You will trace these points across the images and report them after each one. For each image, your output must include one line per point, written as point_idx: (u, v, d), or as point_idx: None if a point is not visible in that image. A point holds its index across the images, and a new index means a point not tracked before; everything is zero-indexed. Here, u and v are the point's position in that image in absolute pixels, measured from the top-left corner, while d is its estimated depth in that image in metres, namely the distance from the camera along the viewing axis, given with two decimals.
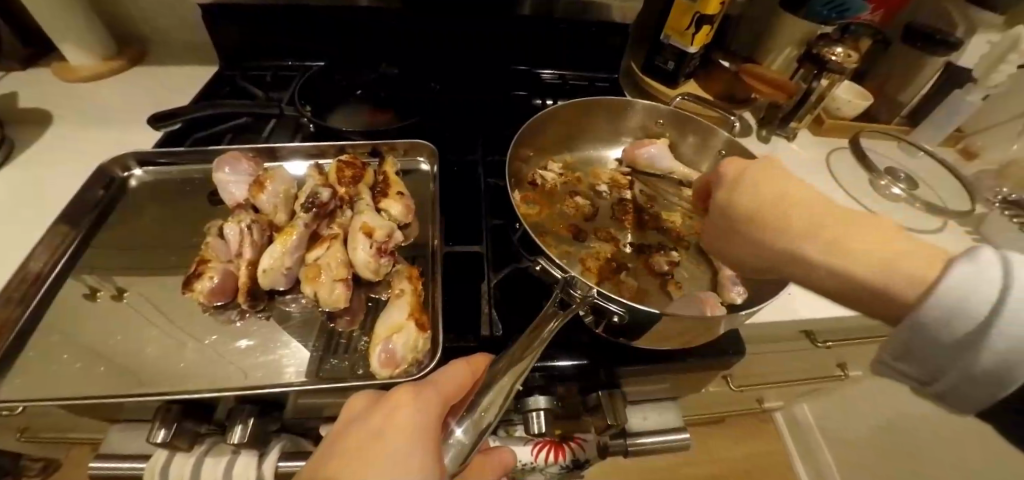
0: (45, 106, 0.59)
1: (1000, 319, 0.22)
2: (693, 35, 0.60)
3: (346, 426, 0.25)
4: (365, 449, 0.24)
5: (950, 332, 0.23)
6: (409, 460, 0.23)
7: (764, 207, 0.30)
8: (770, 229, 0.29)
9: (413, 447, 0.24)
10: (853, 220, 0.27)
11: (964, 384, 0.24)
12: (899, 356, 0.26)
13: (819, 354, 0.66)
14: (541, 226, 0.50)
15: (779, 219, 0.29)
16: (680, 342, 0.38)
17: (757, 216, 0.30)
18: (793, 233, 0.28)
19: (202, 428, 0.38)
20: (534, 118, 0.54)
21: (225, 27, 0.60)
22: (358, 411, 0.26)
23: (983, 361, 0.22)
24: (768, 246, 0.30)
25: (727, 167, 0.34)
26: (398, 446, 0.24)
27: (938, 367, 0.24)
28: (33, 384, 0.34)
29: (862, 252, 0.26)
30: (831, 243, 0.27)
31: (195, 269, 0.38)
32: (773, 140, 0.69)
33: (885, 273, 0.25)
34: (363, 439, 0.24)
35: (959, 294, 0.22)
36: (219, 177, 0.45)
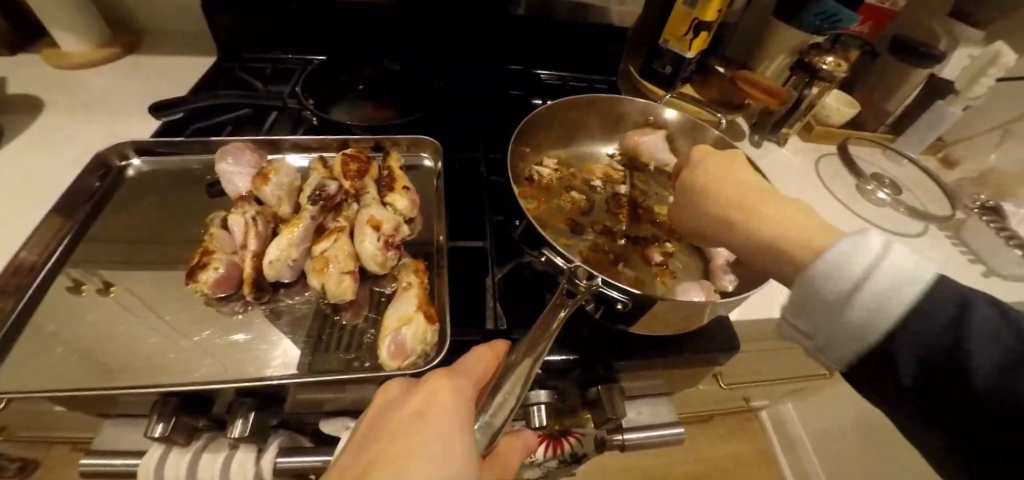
0: (35, 93, 0.58)
1: (869, 274, 0.23)
2: (691, 40, 0.62)
3: (384, 411, 0.26)
4: (406, 433, 0.24)
5: (832, 285, 0.24)
6: (447, 441, 0.24)
7: (712, 184, 0.35)
8: (711, 197, 0.35)
9: (452, 428, 0.25)
10: (776, 199, 0.32)
11: (838, 338, 0.25)
12: (795, 314, 0.27)
13: (808, 352, 0.68)
14: (539, 220, 0.50)
15: (715, 193, 0.34)
16: (679, 328, 0.39)
17: (702, 190, 0.36)
18: (725, 204, 0.33)
19: (200, 423, 0.38)
20: (533, 115, 0.55)
21: (224, 16, 0.59)
22: (393, 396, 0.27)
23: (855, 314, 0.24)
24: (707, 211, 0.35)
25: (695, 153, 0.39)
26: (438, 426, 0.24)
27: (819, 325, 0.25)
28: (28, 376, 0.33)
29: (766, 218, 0.30)
30: (746, 209, 0.32)
31: (199, 260, 0.38)
32: (765, 145, 0.70)
33: (779, 232, 0.29)
34: (403, 422, 0.25)
35: (847, 250, 0.24)
36: (222, 168, 0.44)
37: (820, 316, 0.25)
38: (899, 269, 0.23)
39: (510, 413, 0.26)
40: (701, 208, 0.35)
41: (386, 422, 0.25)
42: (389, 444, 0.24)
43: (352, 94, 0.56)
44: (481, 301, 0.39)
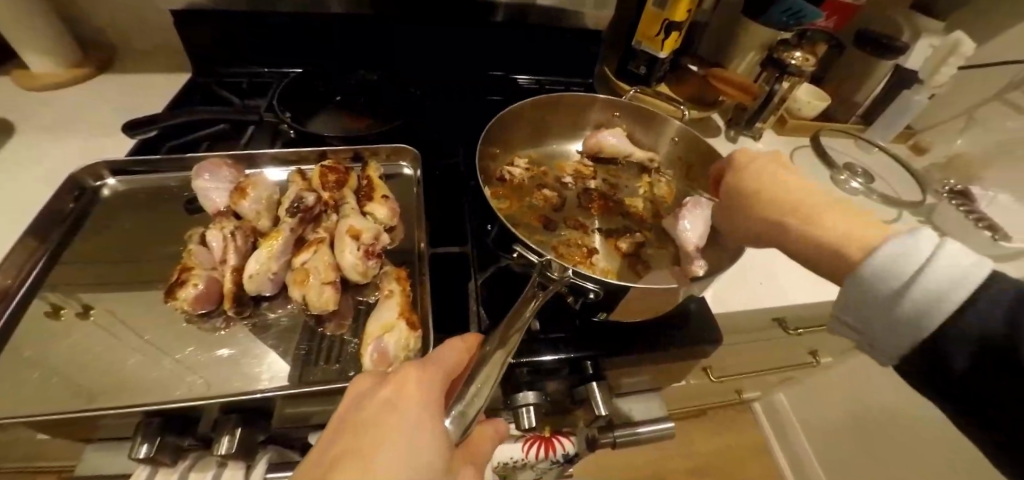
0: (4, 116, 0.57)
1: (922, 272, 0.24)
2: (663, 41, 0.63)
3: (355, 403, 0.25)
4: (376, 418, 0.24)
5: (883, 284, 0.26)
6: (419, 422, 0.24)
7: (762, 189, 0.35)
8: (763, 201, 0.34)
9: (423, 413, 0.24)
10: (826, 201, 0.31)
11: (894, 334, 0.26)
12: (846, 311, 0.28)
13: (792, 341, 0.69)
14: (515, 219, 0.51)
15: (767, 199, 0.34)
16: (653, 311, 0.40)
17: (755, 193, 0.35)
18: (780, 210, 0.33)
19: (186, 442, 0.37)
20: (501, 115, 0.55)
21: (197, 31, 0.58)
22: (365, 387, 0.26)
23: (906, 308, 0.25)
24: (762, 215, 0.34)
25: (737, 156, 0.38)
26: (409, 410, 0.24)
27: (873, 322, 0.27)
28: (2, 405, 0.33)
29: (825, 224, 0.30)
30: (799, 214, 0.32)
31: (178, 277, 0.38)
32: (741, 140, 0.72)
33: (833, 236, 0.29)
34: (376, 408, 0.24)
35: (897, 252, 0.25)
36: (199, 184, 0.44)
37: (868, 312, 0.27)
38: (950, 268, 0.24)
39: (485, 400, 0.26)
40: (752, 214, 0.35)
41: (356, 412, 0.25)
42: (359, 432, 0.23)
43: (330, 105, 0.56)
44: (463, 303, 0.40)
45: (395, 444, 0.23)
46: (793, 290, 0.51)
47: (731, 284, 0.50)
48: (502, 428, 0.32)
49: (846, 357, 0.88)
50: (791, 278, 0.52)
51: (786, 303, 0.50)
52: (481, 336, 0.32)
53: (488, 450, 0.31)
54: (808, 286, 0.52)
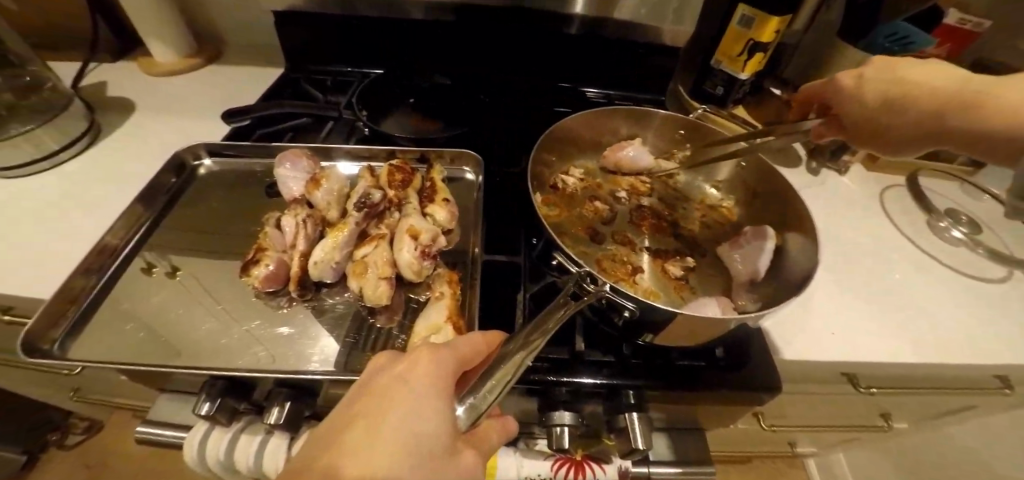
0: (130, 96, 0.65)
1: None
2: (746, 61, 0.59)
3: (371, 375, 0.24)
4: (385, 396, 0.22)
5: None
6: (426, 403, 0.23)
7: (895, 94, 0.43)
8: (910, 105, 0.42)
9: (431, 396, 0.23)
10: (992, 79, 0.39)
11: None
12: None
13: (862, 400, 0.62)
14: (560, 228, 0.50)
15: (918, 96, 0.41)
16: (697, 337, 0.38)
17: (901, 95, 0.43)
18: (920, 113, 0.42)
19: (241, 407, 0.40)
20: (561, 124, 0.54)
21: (293, 30, 0.64)
22: (383, 364, 0.25)
23: None
24: (913, 119, 0.42)
25: (845, 77, 0.47)
26: (417, 394, 0.22)
27: None
28: (99, 349, 0.37)
29: (990, 111, 0.38)
30: (967, 102, 0.39)
31: (253, 256, 0.41)
32: (823, 173, 0.67)
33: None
34: (387, 386, 0.23)
35: None
36: (280, 172, 0.47)
37: None
38: None
39: (499, 396, 0.24)
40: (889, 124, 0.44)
41: (370, 382, 0.24)
42: (369, 402, 0.22)
43: (404, 106, 0.58)
44: (511, 313, 0.39)
45: (398, 416, 0.22)
46: (874, 345, 0.45)
47: (798, 328, 0.46)
48: (511, 427, 0.28)
49: (923, 426, 0.78)
50: (868, 328, 0.47)
51: (865, 358, 0.44)
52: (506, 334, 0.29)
53: (495, 445, 0.27)
54: (896, 343, 0.46)
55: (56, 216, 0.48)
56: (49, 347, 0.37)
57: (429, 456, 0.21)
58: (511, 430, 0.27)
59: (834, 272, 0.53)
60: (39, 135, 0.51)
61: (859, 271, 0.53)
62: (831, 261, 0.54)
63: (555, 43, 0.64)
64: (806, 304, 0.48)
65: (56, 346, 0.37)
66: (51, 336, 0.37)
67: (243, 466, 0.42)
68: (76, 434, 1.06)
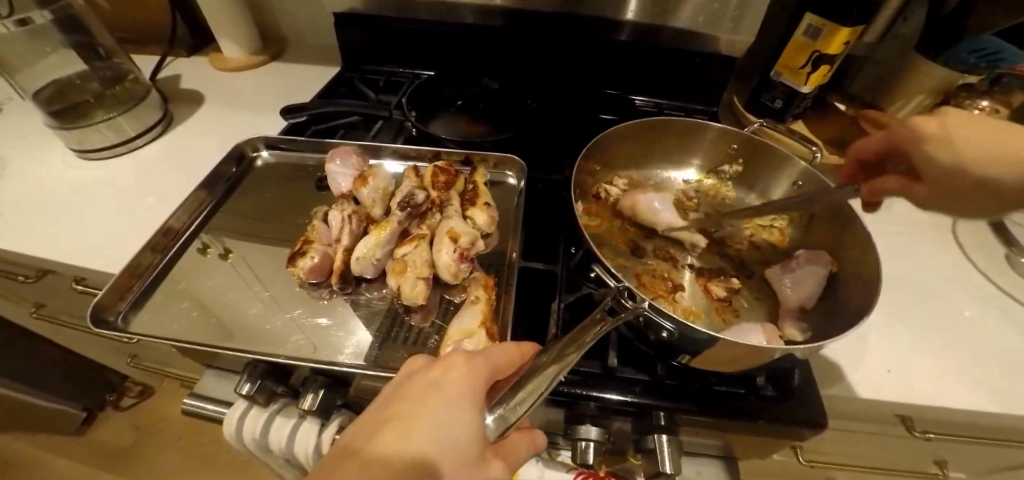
0: (199, 89, 0.70)
1: None
2: (809, 74, 0.56)
3: (405, 378, 0.25)
4: (418, 399, 0.23)
5: None
6: (456, 411, 0.23)
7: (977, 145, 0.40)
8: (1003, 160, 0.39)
9: (461, 403, 0.23)
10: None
11: None
12: None
13: (916, 445, 0.57)
14: (599, 238, 0.49)
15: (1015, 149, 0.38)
16: (738, 364, 0.36)
17: (944, 140, 0.41)
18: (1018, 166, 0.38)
19: (279, 389, 0.42)
20: (609, 132, 0.53)
21: (351, 31, 0.66)
22: (417, 367, 0.25)
23: None
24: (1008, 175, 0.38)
25: (919, 124, 0.43)
26: (448, 400, 0.22)
27: None
28: (157, 323, 0.40)
29: None
30: None
31: (300, 247, 0.43)
32: (888, 196, 0.63)
33: None
34: (420, 389, 0.23)
35: None
36: (331, 168, 0.49)
37: None
38: None
39: (530, 409, 0.24)
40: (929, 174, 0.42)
41: (403, 386, 0.24)
42: (402, 406, 0.23)
43: (450, 108, 0.59)
44: (545, 322, 0.39)
45: (430, 422, 0.22)
46: (938, 388, 0.41)
47: (849, 363, 0.43)
48: (540, 441, 0.28)
49: (986, 478, 0.70)
50: (930, 368, 0.43)
51: (926, 402, 0.40)
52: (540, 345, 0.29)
53: (523, 458, 0.27)
54: (965, 389, 0.41)
55: (128, 198, 0.52)
56: (114, 319, 0.40)
57: (459, 465, 0.21)
58: (539, 444, 0.27)
59: (895, 305, 0.49)
60: (119, 123, 0.56)
61: (923, 305, 0.49)
62: (891, 293, 0.50)
63: (605, 49, 0.63)
64: (861, 338, 0.45)
65: (120, 318, 0.40)
66: (116, 309, 0.41)
67: (276, 446, 0.44)
68: (130, 396, 1.15)
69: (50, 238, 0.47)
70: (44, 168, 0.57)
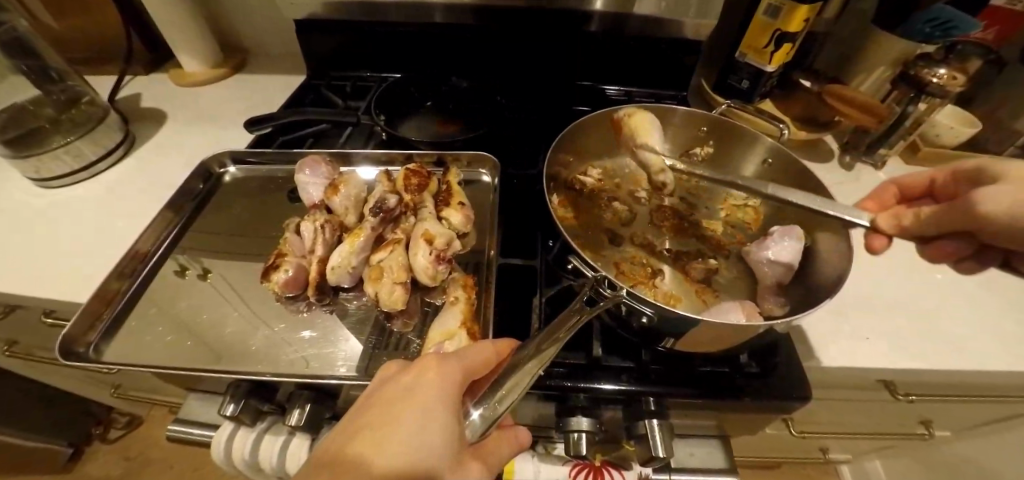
0: (161, 107, 0.68)
1: None
2: (772, 53, 0.57)
3: (379, 385, 0.24)
4: (393, 405, 0.22)
5: None
6: (435, 413, 0.22)
7: None
8: None
9: (438, 406, 0.23)
10: None
11: None
12: None
13: (899, 407, 0.59)
14: (577, 230, 0.49)
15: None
16: (717, 344, 0.37)
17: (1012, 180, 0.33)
18: None
19: (265, 408, 0.41)
20: (579, 122, 0.52)
21: (314, 38, 0.65)
22: (392, 372, 0.25)
23: None
24: None
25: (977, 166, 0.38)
26: (424, 405, 0.22)
27: None
28: (130, 351, 0.39)
29: None
30: None
31: (273, 261, 0.42)
32: (857, 168, 0.64)
33: None
34: (395, 395, 0.23)
35: None
36: (301, 178, 0.48)
37: None
38: None
39: (510, 407, 0.24)
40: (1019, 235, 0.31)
41: (380, 391, 0.24)
42: (377, 412, 0.22)
43: (421, 110, 0.58)
44: (527, 318, 0.39)
45: (405, 427, 0.21)
46: (915, 350, 0.43)
47: (829, 334, 0.44)
48: (523, 439, 0.28)
49: (969, 434, 0.73)
50: (905, 333, 0.44)
51: (906, 366, 0.41)
52: (518, 341, 0.29)
53: (506, 456, 0.27)
54: (941, 350, 0.43)
55: (104, 222, 0.51)
56: (85, 350, 0.39)
57: (437, 469, 0.21)
58: (523, 442, 0.27)
59: (869, 274, 0.50)
60: (78, 147, 0.54)
61: (896, 272, 0.50)
62: (864, 262, 0.52)
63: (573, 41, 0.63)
64: (838, 309, 0.46)
65: (91, 348, 0.39)
66: (87, 340, 0.39)
67: (267, 465, 0.43)
68: (118, 428, 1.12)
69: (22, 254, 0.46)
70: (12, 196, 0.54)
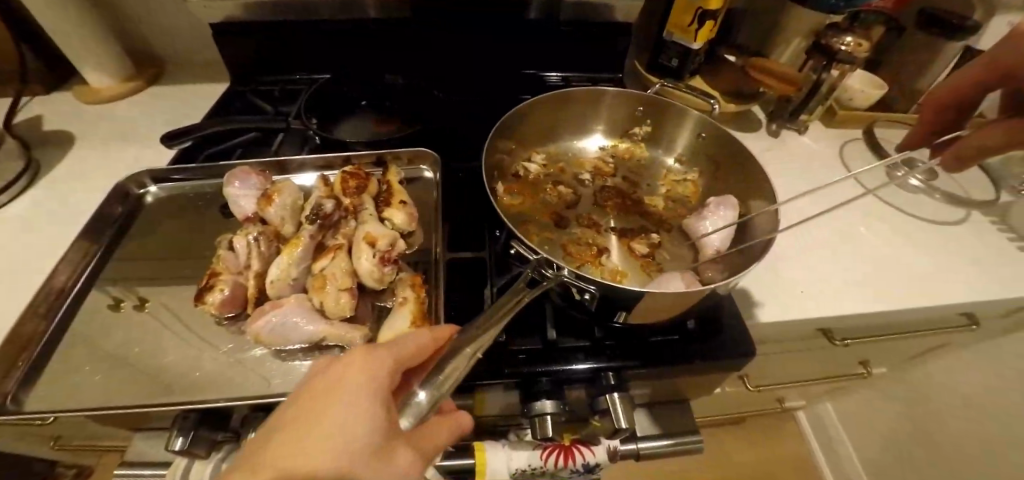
0: (67, 129, 0.62)
1: None
2: (697, 31, 0.59)
3: (308, 379, 0.24)
4: (319, 396, 0.22)
5: None
6: (360, 401, 0.22)
7: None
8: None
9: (366, 392, 0.22)
10: None
11: None
12: None
13: (837, 352, 0.64)
14: (523, 218, 0.49)
15: None
16: (664, 312, 0.38)
17: None
18: None
19: (219, 436, 0.40)
20: (522, 107, 0.53)
21: (235, 42, 0.61)
22: (320, 366, 0.25)
23: None
24: None
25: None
26: (349, 392, 0.22)
27: None
28: (55, 395, 0.35)
29: None
30: None
31: (206, 282, 0.39)
32: (783, 134, 0.68)
33: None
34: (322, 385, 0.23)
35: None
36: (229, 191, 0.45)
37: None
38: None
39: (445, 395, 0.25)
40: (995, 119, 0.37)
41: (308, 385, 0.23)
42: (303, 404, 0.22)
43: (356, 110, 0.56)
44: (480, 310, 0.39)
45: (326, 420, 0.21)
46: (840, 299, 0.47)
47: (770, 294, 0.47)
48: (465, 423, 0.28)
49: (896, 367, 0.81)
50: (833, 282, 0.48)
51: (835, 314, 0.45)
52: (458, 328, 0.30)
53: (449, 440, 0.26)
54: (862, 294, 0.47)
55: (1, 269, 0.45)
56: (2, 402, 0.35)
57: (358, 457, 0.20)
58: (462, 425, 0.27)
59: (806, 232, 0.54)
60: None
61: (824, 228, 0.55)
62: (796, 219, 0.55)
63: (507, 31, 0.62)
64: (774, 268, 0.49)
65: (9, 399, 0.35)
66: (2, 391, 0.35)
67: None
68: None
69: None
70: None
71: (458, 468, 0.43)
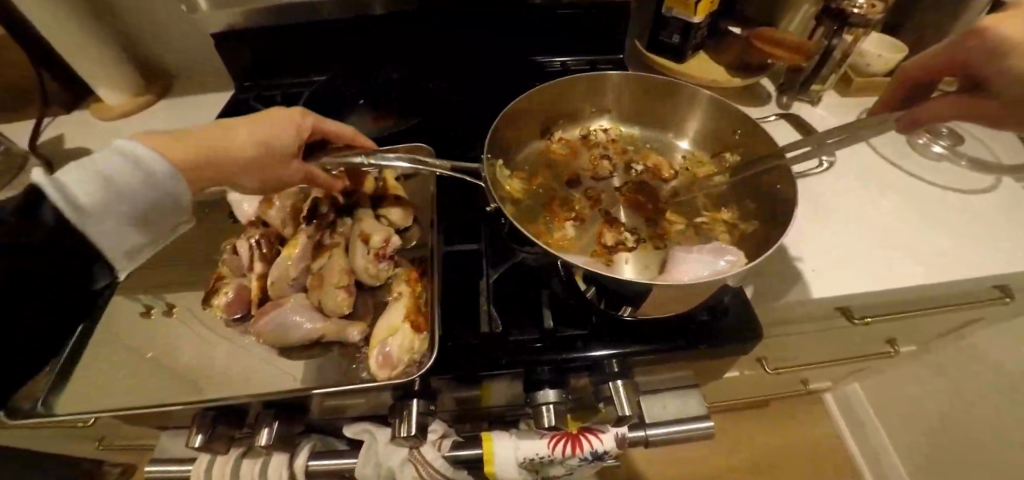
0: (86, 146, 0.65)
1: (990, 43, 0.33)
2: (696, 5, 0.57)
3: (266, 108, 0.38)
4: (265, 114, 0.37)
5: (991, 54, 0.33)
6: (284, 126, 0.37)
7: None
8: None
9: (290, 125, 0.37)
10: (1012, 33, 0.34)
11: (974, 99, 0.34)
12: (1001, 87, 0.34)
13: (860, 331, 0.61)
14: (553, 163, 0.57)
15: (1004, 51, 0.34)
16: (673, 308, 0.37)
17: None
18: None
19: (237, 432, 0.41)
20: (517, 103, 0.51)
21: (235, 50, 0.62)
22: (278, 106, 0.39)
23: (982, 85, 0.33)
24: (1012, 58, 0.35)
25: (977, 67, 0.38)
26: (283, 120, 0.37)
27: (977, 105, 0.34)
28: (80, 398, 0.37)
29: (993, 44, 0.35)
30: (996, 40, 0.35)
31: (212, 285, 0.42)
32: (796, 107, 0.65)
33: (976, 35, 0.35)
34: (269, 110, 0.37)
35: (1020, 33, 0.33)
36: (232, 197, 0.47)
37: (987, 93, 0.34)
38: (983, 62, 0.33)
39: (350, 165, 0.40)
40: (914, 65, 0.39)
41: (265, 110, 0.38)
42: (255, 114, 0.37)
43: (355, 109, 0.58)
44: (475, 300, 0.41)
45: (256, 126, 0.35)
46: (849, 274, 0.45)
47: (782, 275, 0.45)
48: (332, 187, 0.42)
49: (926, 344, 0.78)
50: (851, 257, 0.46)
51: (848, 293, 0.43)
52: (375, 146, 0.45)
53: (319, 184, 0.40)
54: (880, 267, 0.46)
55: None
56: (34, 405, 0.36)
57: (270, 149, 0.35)
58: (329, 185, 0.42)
59: (834, 204, 0.52)
60: None
61: (849, 203, 0.52)
62: (813, 193, 0.53)
63: (506, 26, 0.62)
64: (791, 243, 0.47)
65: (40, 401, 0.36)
66: (36, 394, 0.37)
67: None
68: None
69: None
70: None
71: (468, 458, 0.43)
